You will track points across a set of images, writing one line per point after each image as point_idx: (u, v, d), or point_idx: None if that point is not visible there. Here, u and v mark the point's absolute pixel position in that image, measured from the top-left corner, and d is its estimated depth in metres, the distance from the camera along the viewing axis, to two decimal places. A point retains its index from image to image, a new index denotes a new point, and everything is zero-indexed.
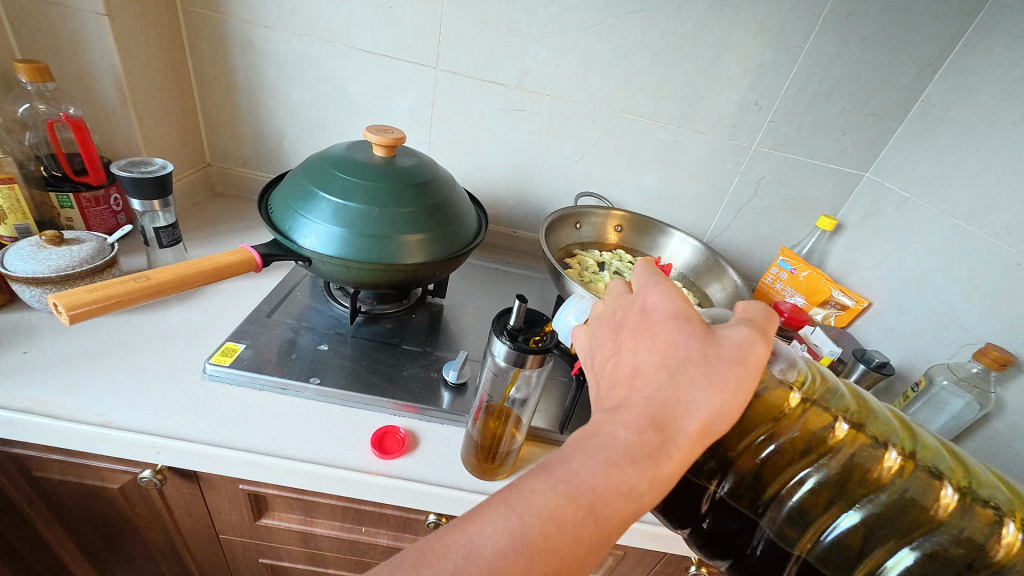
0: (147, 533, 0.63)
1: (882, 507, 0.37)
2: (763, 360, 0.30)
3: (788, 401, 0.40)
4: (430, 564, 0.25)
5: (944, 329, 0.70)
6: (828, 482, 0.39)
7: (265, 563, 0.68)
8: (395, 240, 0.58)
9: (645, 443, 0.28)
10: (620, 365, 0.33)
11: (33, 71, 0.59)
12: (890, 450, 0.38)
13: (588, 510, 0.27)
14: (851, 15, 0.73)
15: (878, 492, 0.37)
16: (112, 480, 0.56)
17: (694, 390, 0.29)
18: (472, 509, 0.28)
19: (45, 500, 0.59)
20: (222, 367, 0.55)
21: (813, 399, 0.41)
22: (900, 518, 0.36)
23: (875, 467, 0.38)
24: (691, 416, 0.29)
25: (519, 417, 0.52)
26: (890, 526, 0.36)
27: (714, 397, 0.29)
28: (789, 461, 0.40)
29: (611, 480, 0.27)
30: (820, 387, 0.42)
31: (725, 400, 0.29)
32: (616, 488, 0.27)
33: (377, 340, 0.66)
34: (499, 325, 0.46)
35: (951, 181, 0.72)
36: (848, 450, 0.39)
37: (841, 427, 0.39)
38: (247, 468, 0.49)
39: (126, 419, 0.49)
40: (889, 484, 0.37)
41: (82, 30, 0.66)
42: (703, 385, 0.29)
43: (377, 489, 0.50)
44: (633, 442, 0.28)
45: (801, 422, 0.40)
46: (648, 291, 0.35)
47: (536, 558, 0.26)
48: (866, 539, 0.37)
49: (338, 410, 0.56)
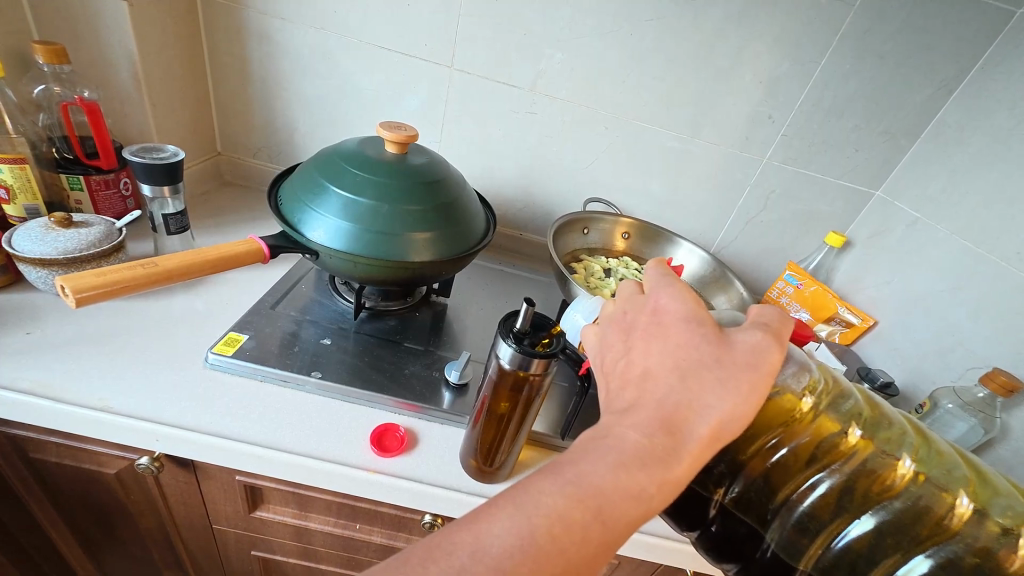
0: (142, 520, 0.63)
1: (895, 515, 0.37)
2: (776, 366, 0.30)
3: (800, 406, 0.39)
4: (436, 561, 0.25)
5: (949, 351, 0.70)
6: (839, 487, 0.39)
7: (258, 557, 0.67)
8: (403, 237, 0.57)
9: (656, 445, 0.28)
10: (631, 366, 0.32)
11: (50, 53, 0.59)
12: (904, 458, 0.38)
13: (596, 511, 0.26)
14: (868, 32, 0.73)
15: (890, 499, 0.37)
16: (109, 465, 0.56)
17: (708, 392, 0.29)
18: (479, 507, 0.27)
19: (40, 483, 0.59)
20: (224, 357, 0.55)
21: (825, 405, 0.40)
22: (913, 526, 0.36)
23: (888, 473, 0.37)
24: (703, 421, 0.28)
25: (521, 422, 0.50)
26: (904, 533, 0.36)
27: (731, 402, 0.29)
28: (799, 466, 0.40)
29: (622, 482, 0.27)
30: (833, 391, 0.41)
31: (738, 406, 0.29)
32: (625, 491, 0.27)
33: (380, 336, 0.66)
34: (504, 327, 0.46)
35: (963, 203, 0.72)
36: (860, 457, 0.39)
37: (853, 433, 0.39)
38: (245, 460, 0.49)
39: (126, 406, 0.49)
40: (902, 491, 0.37)
41: (101, 15, 0.66)
42: (718, 391, 0.29)
43: (375, 487, 0.50)
44: (642, 444, 0.28)
45: (812, 427, 0.40)
46: (659, 293, 0.34)
47: (544, 559, 0.25)
48: (876, 546, 0.37)
49: (338, 405, 0.56)
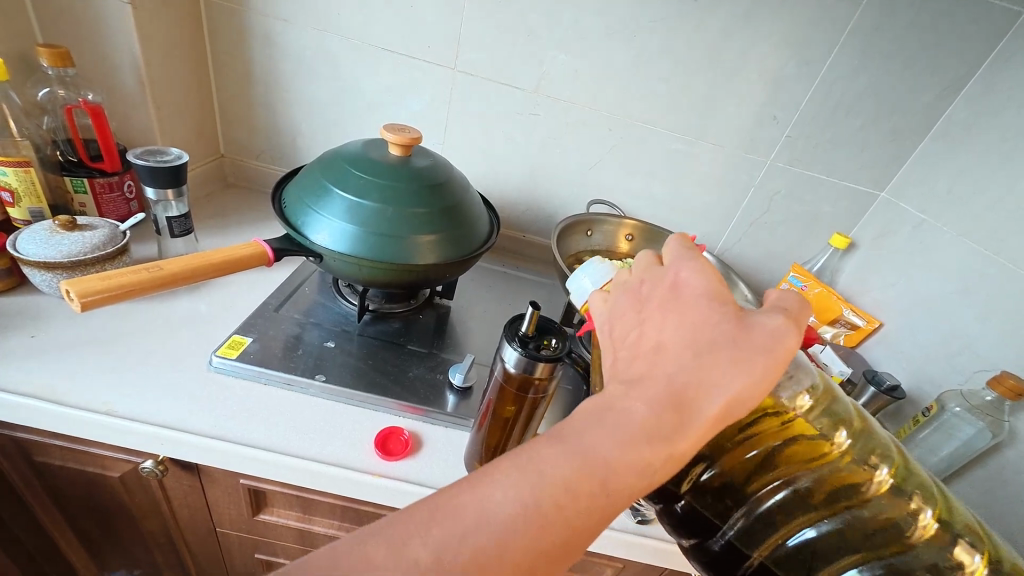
0: (145, 523, 0.63)
1: (861, 521, 0.36)
2: (794, 351, 0.30)
3: (794, 405, 0.39)
4: (440, 521, 0.25)
5: (956, 354, 0.69)
6: (813, 486, 0.38)
7: (261, 560, 0.67)
8: (406, 240, 0.57)
9: (664, 422, 0.27)
10: (643, 338, 0.32)
11: (55, 56, 0.59)
12: (881, 469, 0.37)
13: (601, 483, 0.26)
14: (873, 32, 0.73)
15: (860, 506, 0.36)
16: (113, 468, 0.56)
17: (722, 371, 0.28)
18: (485, 468, 0.28)
19: (44, 485, 0.59)
20: (228, 360, 0.55)
21: (818, 408, 0.39)
22: (875, 534, 0.36)
23: (864, 480, 0.37)
24: (714, 400, 0.28)
25: (525, 428, 0.50)
26: (864, 539, 0.36)
27: (745, 384, 0.28)
28: (780, 460, 0.39)
29: (627, 457, 0.27)
30: (830, 395, 0.40)
31: (751, 387, 0.28)
32: (630, 465, 0.27)
33: (383, 339, 0.66)
34: (509, 331, 0.45)
35: (970, 204, 0.72)
36: (841, 461, 0.38)
37: (840, 438, 0.38)
38: (250, 464, 0.49)
39: (131, 409, 0.49)
40: (873, 500, 0.36)
41: (105, 17, 0.66)
42: (733, 374, 0.28)
43: (380, 490, 0.50)
44: (650, 419, 0.27)
45: (801, 426, 0.39)
46: (680, 267, 0.34)
47: (545, 530, 0.25)
48: (834, 548, 0.36)
49: (342, 409, 0.56)
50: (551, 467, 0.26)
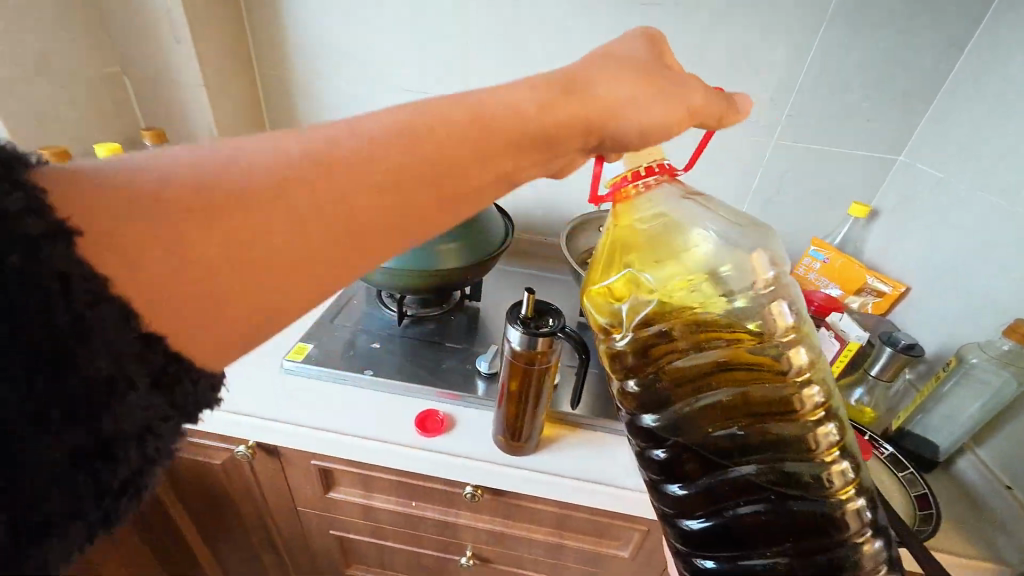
0: (242, 505, 0.76)
1: (781, 429, 0.42)
2: (697, 92, 0.38)
3: (759, 328, 0.44)
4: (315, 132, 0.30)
5: (985, 309, 0.68)
6: (754, 393, 0.43)
7: (336, 536, 0.78)
8: (431, 249, 0.67)
9: (547, 93, 0.34)
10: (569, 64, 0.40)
11: (155, 136, 0.76)
12: (811, 391, 0.43)
13: (465, 124, 0.31)
14: (859, 5, 0.75)
15: (784, 417, 0.42)
16: (216, 457, 0.69)
17: (618, 74, 0.37)
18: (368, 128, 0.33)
19: (167, 474, 0.74)
20: (297, 362, 0.67)
21: (788, 340, 0.44)
22: (787, 443, 0.42)
23: (794, 397, 0.43)
24: (603, 93, 0.36)
25: (537, 401, 0.56)
26: (778, 447, 0.41)
27: (659, 105, 0.37)
28: (738, 364, 0.44)
29: (499, 108, 0.33)
30: (803, 337, 0.45)
31: (631, 93, 0.36)
32: (497, 115, 0.32)
33: (422, 339, 0.76)
34: (511, 315, 0.53)
35: (984, 157, 0.71)
36: (782, 380, 0.43)
37: (792, 361, 0.44)
38: (320, 443, 0.61)
39: (229, 404, 0.62)
40: (796, 416, 0.43)
41: (188, 100, 0.83)
42: (653, 96, 0.36)
43: (422, 461, 0.60)
44: (535, 90, 0.34)
45: (763, 347, 0.44)
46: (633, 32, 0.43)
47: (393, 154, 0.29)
48: (753, 445, 0.42)
49: (389, 398, 0.66)
50: (426, 106, 0.31)
